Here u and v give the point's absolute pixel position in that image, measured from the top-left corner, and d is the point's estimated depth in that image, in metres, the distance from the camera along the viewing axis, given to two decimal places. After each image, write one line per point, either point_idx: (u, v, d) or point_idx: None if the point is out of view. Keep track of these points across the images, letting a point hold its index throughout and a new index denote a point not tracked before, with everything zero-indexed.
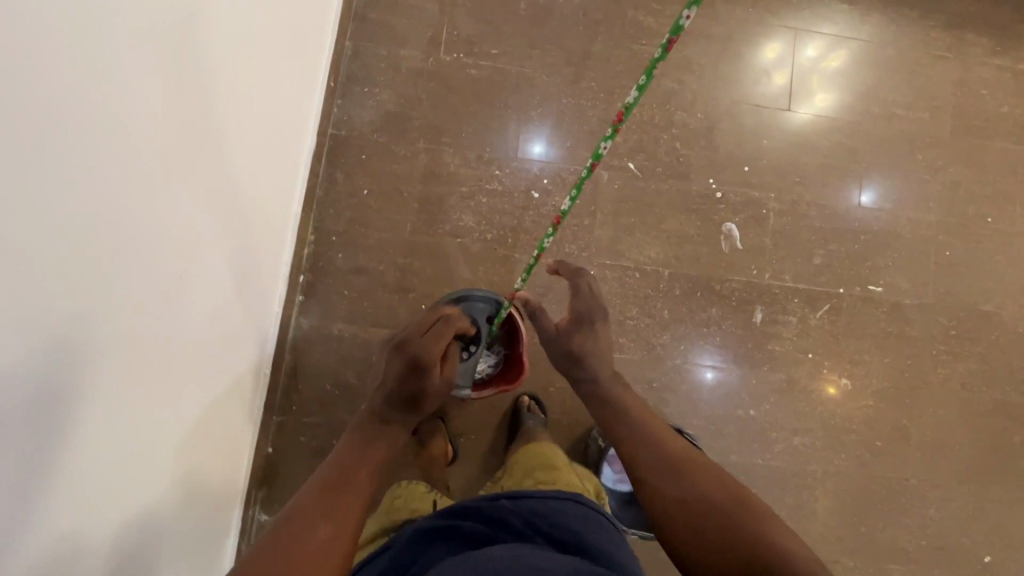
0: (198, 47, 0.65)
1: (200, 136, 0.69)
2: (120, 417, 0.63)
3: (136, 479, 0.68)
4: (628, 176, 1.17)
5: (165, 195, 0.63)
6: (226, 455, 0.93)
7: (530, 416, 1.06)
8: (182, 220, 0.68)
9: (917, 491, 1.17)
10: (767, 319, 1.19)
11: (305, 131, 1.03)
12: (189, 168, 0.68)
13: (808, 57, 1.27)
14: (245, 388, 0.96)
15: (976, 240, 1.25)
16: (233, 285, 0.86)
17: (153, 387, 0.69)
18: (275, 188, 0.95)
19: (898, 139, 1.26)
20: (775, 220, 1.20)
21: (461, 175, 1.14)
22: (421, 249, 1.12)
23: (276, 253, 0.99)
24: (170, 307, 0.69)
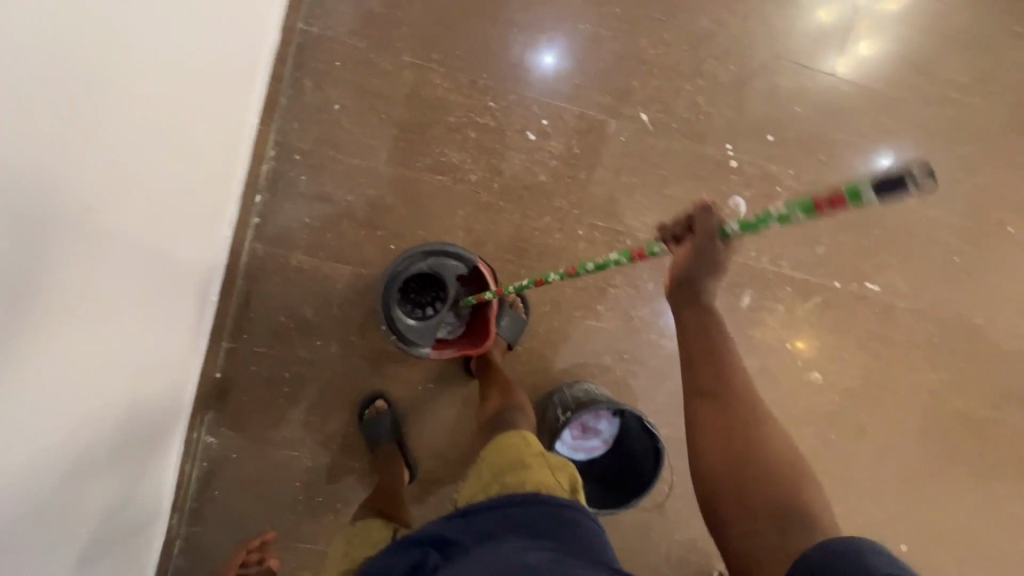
0: None
1: (75, 104, 0.51)
2: (18, 455, 0.56)
3: (46, 500, 0.62)
4: (639, 129, 1.03)
5: (40, 210, 0.50)
6: (160, 408, 0.88)
7: (506, 316, 1.01)
8: (68, 216, 0.55)
9: (858, 484, 1.22)
10: (753, 305, 1.12)
11: (254, 25, 0.83)
12: (67, 152, 0.52)
13: (869, 13, 1.09)
14: (184, 328, 0.88)
15: (990, 249, 1.17)
16: (161, 241, 0.75)
17: (56, 406, 0.60)
18: (213, 108, 0.78)
19: (943, 127, 1.12)
20: (788, 199, 1.10)
21: (450, 101, 0.99)
22: (394, 182, 1.00)
23: (218, 186, 0.86)
24: (68, 317, 0.59)
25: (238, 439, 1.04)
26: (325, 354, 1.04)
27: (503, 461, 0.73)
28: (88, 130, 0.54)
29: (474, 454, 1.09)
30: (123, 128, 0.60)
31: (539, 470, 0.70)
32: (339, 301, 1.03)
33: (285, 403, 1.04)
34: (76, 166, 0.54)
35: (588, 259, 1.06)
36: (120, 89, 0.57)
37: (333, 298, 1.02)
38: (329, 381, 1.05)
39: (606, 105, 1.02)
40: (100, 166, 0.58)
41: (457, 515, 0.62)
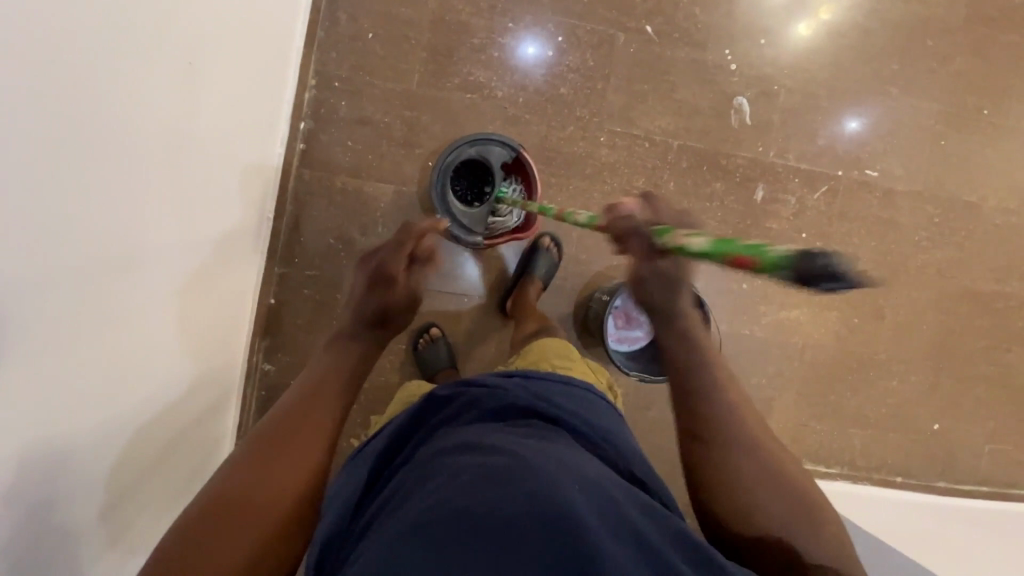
0: None
1: (94, 33, 0.53)
2: (84, 379, 0.60)
3: (99, 434, 0.64)
4: (645, 40, 1.14)
5: (115, 163, 0.59)
6: (213, 349, 0.91)
7: (542, 262, 1.09)
8: (110, 149, 0.58)
9: (884, 364, 1.30)
10: (767, 196, 1.21)
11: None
12: (96, 84, 0.54)
13: None
14: (241, 258, 0.95)
15: (971, 131, 1.28)
16: (213, 191, 0.82)
17: (106, 347, 0.63)
18: (254, 50, 0.86)
19: (913, 23, 1.25)
20: (784, 97, 1.20)
21: (473, 26, 1.08)
22: (428, 102, 1.07)
23: (259, 125, 0.92)
24: (114, 253, 0.62)
25: (295, 363, 1.07)
26: None
27: (552, 354, 0.85)
28: (142, 85, 0.61)
29: None
30: (146, 67, 0.62)
31: (585, 369, 0.83)
32: (384, 220, 1.08)
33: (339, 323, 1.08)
34: (109, 102, 0.57)
35: (612, 164, 1.14)
36: (136, 24, 0.59)
37: (378, 218, 1.08)
38: None
39: (613, 20, 1.13)
40: (133, 102, 0.60)
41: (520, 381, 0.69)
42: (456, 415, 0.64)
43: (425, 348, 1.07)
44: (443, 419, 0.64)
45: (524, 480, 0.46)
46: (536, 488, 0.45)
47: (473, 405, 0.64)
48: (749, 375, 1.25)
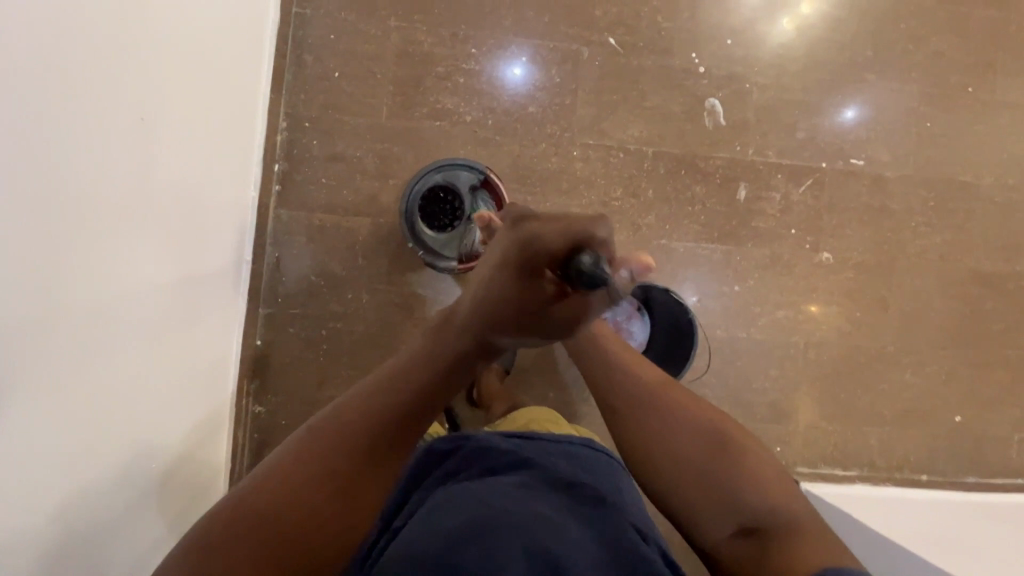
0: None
1: (44, 45, 0.52)
2: (76, 414, 0.62)
3: (70, 475, 0.61)
4: (609, 52, 1.14)
5: (92, 204, 0.61)
6: (195, 387, 0.89)
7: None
8: (63, 165, 0.56)
9: (894, 357, 1.25)
10: (750, 195, 1.19)
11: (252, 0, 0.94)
12: (46, 95, 0.53)
13: None
14: (226, 296, 0.96)
15: (957, 110, 1.25)
16: (195, 229, 0.84)
17: (96, 383, 0.65)
18: (226, 91, 0.89)
19: (883, 8, 1.23)
20: (757, 94, 1.19)
21: (437, 54, 1.10)
22: (399, 133, 1.09)
23: (230, 160, 0.93)
24: (73, 275, 0.59)
25: (286, 402, 1.07)
26: (357, 306, 1.09)
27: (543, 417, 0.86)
28: (116, 129, 0.64)
29: (514, 381, 1.14)
30: (103, 86, 0.61)
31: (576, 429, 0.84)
32: (364, 252, 1.09)
33: (327, 359, 1.08)
34: (61, 115, 0.55)
35: (588, 176, 1.14)
36: (91, 43, 0.59)
37: (358, 251, 1.09)
38: (365, 332, 1.09)
39: (576, 36, 1.13)
40: (94, 124, 0.60)
41: (520, 437, 0.69)
42: (455, 470, 0.64)
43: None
44: (445, 474, 0.64)
45: (526, 555, 0.50)
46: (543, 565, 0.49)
47: (476, 458, 0.64)
48: (752, 380, 1.21)
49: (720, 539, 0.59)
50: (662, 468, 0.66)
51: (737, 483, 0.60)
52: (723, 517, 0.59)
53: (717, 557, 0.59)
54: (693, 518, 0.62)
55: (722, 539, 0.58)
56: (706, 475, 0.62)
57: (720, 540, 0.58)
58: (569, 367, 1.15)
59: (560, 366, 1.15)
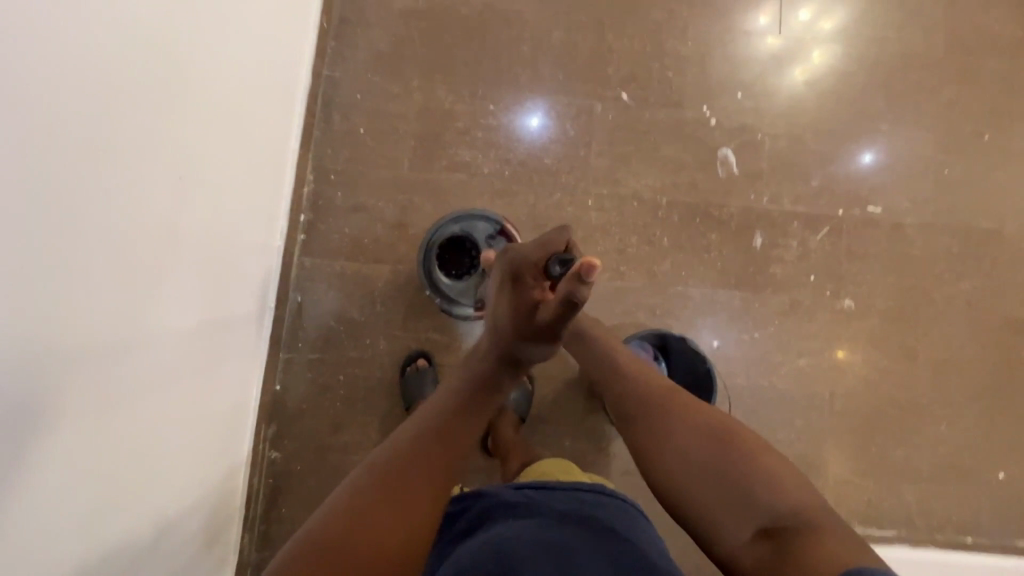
0: (140, 54, 0.60)
1: (103, 107, 0.55)
2: (102, 454, 0.62)
3: (87, 525, 0.60)
4: (622, 106, 1.19)
5: (134, 248, 0.64)
6: (212, 429, 0.88)
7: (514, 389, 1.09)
8: (101, 216, 0.57)
9: (927, 409, 1.20)
10: (766, 243, 1.19)
11: (288, 53, 1.00)
12: (89, 151, 0.54)
13: (798, 16, 1.25)
14: (248, 339, 0.98)
15: (974, 156, 1.25)
16: (222, 272, 0.87)
17: (123, 423, 0.65)
18: (261, 143, 0.94)
19: (892, 61, 1.25)
20: (769, 144, 1.21)
21: (457, 111, 1.15)
22: (419, 184, 1.13)
23: (259, 206, 0.96)
24: (104, 322, 0.60)
25: (302, 448, 1.07)
26: (374, 352, 1.10)
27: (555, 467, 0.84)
28: (164, 177, 0.68)
29: (530, 429, 1.12)
30: (147, 139, 0.63)
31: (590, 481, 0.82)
32: (383, 298, 1.11)
33: (343, 405, 1.08)
34: (103, 169, 0.57)
35: (602, 225, 1.16)
36: (139, 98, 0.61)
37: (377, 297, 1.11)
38: (381, 378, 1.10)
39: (589, 92, 1.18)
40: (145, 172, 0.64)
41: (524, 489, 0.66)
42: (474, 526, 0.62)
43: (411, 375, 1.06)
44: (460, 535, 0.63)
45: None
46: None
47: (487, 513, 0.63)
48: (777, 431, 1.17)
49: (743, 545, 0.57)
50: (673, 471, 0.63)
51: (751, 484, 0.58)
52: (739, 522, 0.57)
53: (734, 559, 0.58)
54: (713, 526, 0.59)
55: (745, 544, 0.57)
56: (719, 479, 0.59)
57: (737, 544, 0.57)
58: (586, 415, 1.14)
59: (576, 414, 1.14)
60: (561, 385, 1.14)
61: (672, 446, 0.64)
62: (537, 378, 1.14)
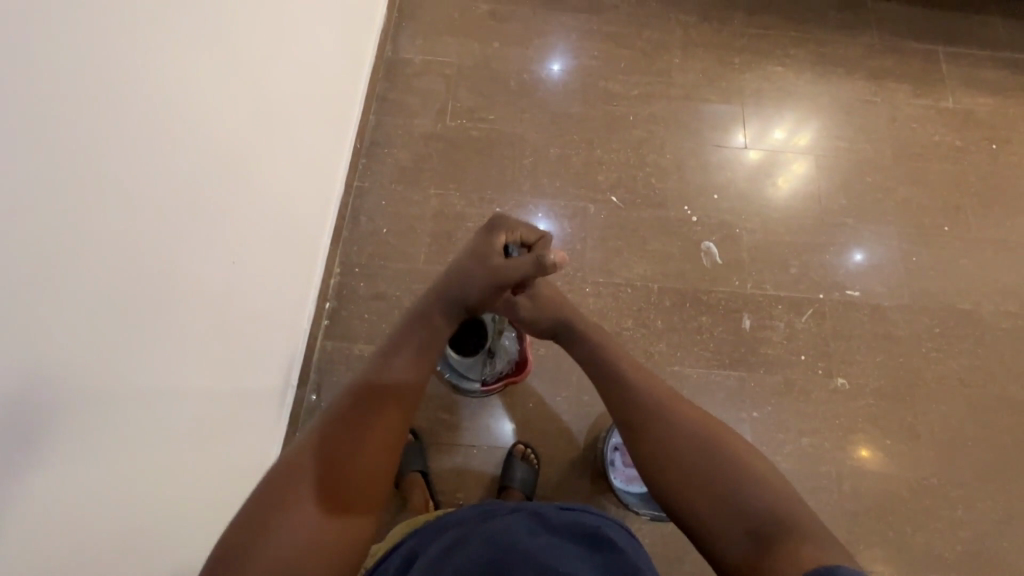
0: (207, 158, 0.78)
1: (174, 193, 0.71)
2: (124, 494, 0.68)
3: (84, 563, 0.62)
4: (612, 207, 1.35)
5: (178, 310, 0.76)
6: (220, 496, 0.90)
7: (520, 468, 1.11)
8: (146, 271, 0.68)
9: (939, 491, 1.18)
10: (755, 324, 1.28)
11: (322, 168, 1.19)
12: (159, 225, 0.69)
13: (774, 136, 1.46)
14: (269, 412, 1.05)
15: (938, 245, 1.37)
16: (250, 343, 0.97)
17: (147, 466, 0.72)
18: (296, 237, 1.10)
19: (847, 166, 1.43)
20: (747, 237, 1.35)
21: (467, 213, 1.32)
22: (433, 275, 1.27)
23: (290, 291, 1.09)
24: (137, 366, 0.69)
25: None
26: None
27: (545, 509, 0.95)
28: (210, 254, 0.81)
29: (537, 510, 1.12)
30: (194, 215, 0.76)
31: None
32: None
33: None
34: (154, 232, 0.68)
35: (600, 309, 1.26)
36: (193, 183, 0.75)
37: None
38: None
39: (583, 196, 1.36)
40: (197, 246, 0.78)
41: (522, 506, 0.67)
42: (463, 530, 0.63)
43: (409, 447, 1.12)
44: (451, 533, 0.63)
45: None
46: None
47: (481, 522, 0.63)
48: None
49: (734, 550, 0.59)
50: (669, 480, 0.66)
51: (748, 493, 0.61)
52: (729, 526, 0.60)
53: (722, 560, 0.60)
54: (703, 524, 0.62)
55: (731, 543, 0.59)
56: (716, 476, 0.64)
57: (727, 545, 0.60)
58: (592, 496, 1.14)
59: (582, 493, 1.14)
60: (567, 464, 1.16)
61: (670, 439, 0.68)
62: (543, 458, 1.16)
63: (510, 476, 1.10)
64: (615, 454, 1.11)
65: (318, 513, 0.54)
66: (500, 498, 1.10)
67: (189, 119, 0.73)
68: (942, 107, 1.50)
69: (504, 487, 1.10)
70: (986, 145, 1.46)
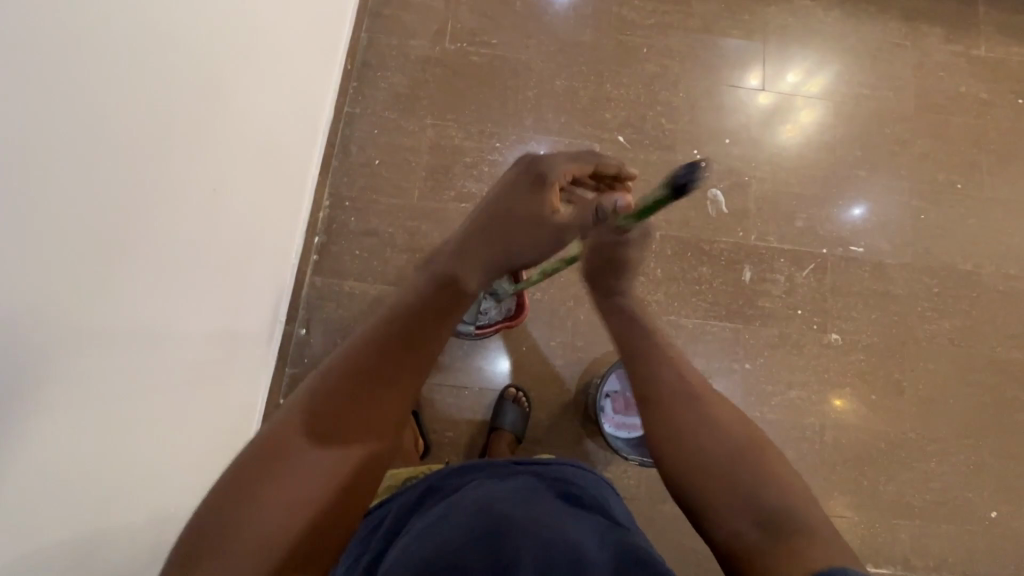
0: (189, 78, 0.70)
1: (154, 119, 0.64)
2: (114, 434, 0.66)
3: (76, 515, 0.61)
4: (618, 148, 1.28)
5: (165, 246, 0.71)
6: (209, 438, 0.88)
7: (511, 411, 1.11)
8: (122, 217, 0.62)
9: (916, 445, 1.22)
10: (755, 277, 1.25)
11: (310, 93, 1.09)
12: (140, 155, 0.63)
13: (784, 81, 1.37)
14: (258, 350, 1.02)
15: (948, 204, 1.33)
16: (238, 280, 0.93)
17: (135, 408, 0.70)
18: (284, 167, 1.03)
19: (866, 116, 1.36)
20: (756, 186, 1.30)
21: (465, 147, 1.25)
22: (427, 212, 1.21)
23: (277, 225, 1.03)
24: (125, 307, 0.65)
25: None
26: None
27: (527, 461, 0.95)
28: (195, 187, 0.75)
29: (525, 450, 1.14)
30: (172, 152, 0.68)
31: None
32: None
33: None
34: (130, 168, 0.61)
35: None
36: (168, 116, 0.67)
37: None
38: None
39: (589, 134, 1.28)
40: (181, 179, 0.72)
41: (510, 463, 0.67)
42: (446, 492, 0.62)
43: None
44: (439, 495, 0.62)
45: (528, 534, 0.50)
46: (544, 543, 0.50)
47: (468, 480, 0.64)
48: None
49: (739, 538, 0.53)
50: (678, 455, 0.59)
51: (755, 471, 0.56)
52: (740, 508, 0.54)
53: (723, 547, 0.54)
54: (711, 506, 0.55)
55: (737, 530, 0.53)
56: (733, 457, 0.57)
57: (731, 531, 0.53)
58: (580, 439, 1.16)
59: (571, 437, 1.16)
60: (557, 408, 1.17)
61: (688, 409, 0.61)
62: (534, 402, 1.16)
63: (500, 418, 1.11)
64: (606, 401, 1.11)
65: (273, 530, 0.47)
66: (490, 438, 1.11)
67: (166, 32, 0.64)
68: (972, 55, 1.41)
69: (495, 428, 1.10)
70: (1012, 100, 1.39)
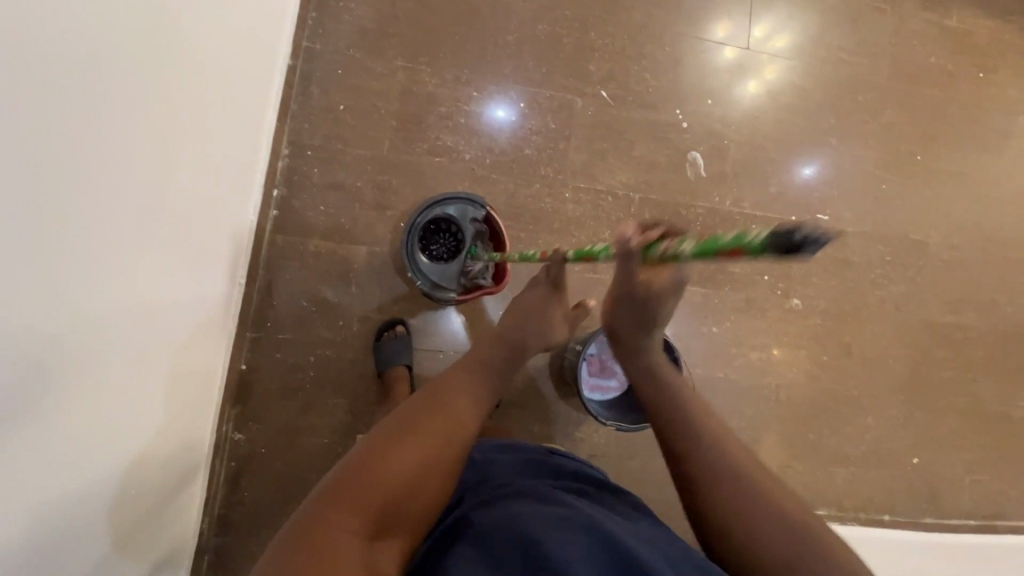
0: (127, 10, 0.59)
1: (94, 62, 0.55)
2: (78, 416, 0.61)
3: (54, 515, 0.58)
4: (601, 103, 1.23)
5: (117, 211, 0.63)
6: (172, 412, 0.83)
7: None
8: (69, 197, 0.54)
9: (857, 401, 1.32)
10: None
11: (267, 25, 0.95)
12: (79, 105, 0.54)
13: (751, 36, 1.33)
14: (220, 319, 0.95)
15: (908, 174, 1.38)
16: (197, 244, 0.84)
17: (97, 386, 0.64)
18: (242, 115, 0.92)
19: (842, 82, 1.36)
20: (734, 150, 1.29)
21: (440, 95, 1.15)
22: (398, 165, 1.12)
23: (235, 181, 0.93)
24: (76, 281, 0.58)
25: (268, 429, 1.06)
26: (347, 334, 1.10)
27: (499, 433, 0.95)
28: (147, 141, 0.66)
29: (501, 412, 1.15)
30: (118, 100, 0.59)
31: None
32: (357, 279, 1.10)
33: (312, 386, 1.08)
34: (70, 122, 0.53)
35: (578, 217, 1.19)
36: (110, 58, 0.57)
37: (351, 278, 1.10)
38: (351, 362, 1.10)
39: (571, 86, 1.21)
40: (132, 132, 0.63)
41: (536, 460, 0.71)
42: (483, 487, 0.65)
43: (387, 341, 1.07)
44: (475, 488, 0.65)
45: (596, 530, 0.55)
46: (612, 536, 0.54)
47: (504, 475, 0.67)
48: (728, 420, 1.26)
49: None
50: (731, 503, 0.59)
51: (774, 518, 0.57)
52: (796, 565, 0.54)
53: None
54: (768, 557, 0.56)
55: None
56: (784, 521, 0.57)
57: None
58: (554, 401, 1.17)
59: (545, 398, 1.17)
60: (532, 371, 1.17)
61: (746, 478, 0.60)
62: None
63: None
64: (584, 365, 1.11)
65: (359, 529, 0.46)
66: None
67: None
68: (945, 25, 1.42)
69: None
70: (974, 74, 1.43)
